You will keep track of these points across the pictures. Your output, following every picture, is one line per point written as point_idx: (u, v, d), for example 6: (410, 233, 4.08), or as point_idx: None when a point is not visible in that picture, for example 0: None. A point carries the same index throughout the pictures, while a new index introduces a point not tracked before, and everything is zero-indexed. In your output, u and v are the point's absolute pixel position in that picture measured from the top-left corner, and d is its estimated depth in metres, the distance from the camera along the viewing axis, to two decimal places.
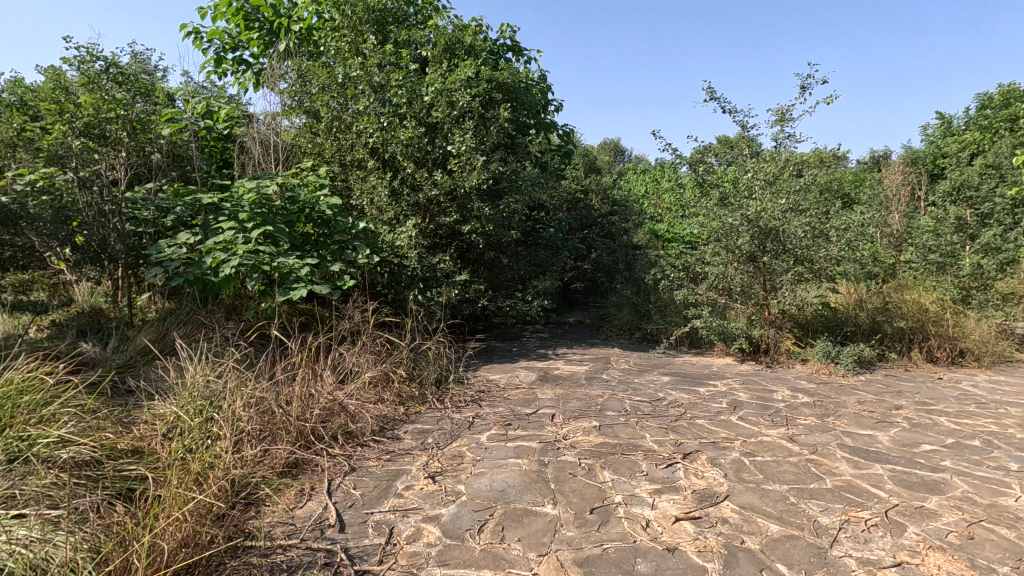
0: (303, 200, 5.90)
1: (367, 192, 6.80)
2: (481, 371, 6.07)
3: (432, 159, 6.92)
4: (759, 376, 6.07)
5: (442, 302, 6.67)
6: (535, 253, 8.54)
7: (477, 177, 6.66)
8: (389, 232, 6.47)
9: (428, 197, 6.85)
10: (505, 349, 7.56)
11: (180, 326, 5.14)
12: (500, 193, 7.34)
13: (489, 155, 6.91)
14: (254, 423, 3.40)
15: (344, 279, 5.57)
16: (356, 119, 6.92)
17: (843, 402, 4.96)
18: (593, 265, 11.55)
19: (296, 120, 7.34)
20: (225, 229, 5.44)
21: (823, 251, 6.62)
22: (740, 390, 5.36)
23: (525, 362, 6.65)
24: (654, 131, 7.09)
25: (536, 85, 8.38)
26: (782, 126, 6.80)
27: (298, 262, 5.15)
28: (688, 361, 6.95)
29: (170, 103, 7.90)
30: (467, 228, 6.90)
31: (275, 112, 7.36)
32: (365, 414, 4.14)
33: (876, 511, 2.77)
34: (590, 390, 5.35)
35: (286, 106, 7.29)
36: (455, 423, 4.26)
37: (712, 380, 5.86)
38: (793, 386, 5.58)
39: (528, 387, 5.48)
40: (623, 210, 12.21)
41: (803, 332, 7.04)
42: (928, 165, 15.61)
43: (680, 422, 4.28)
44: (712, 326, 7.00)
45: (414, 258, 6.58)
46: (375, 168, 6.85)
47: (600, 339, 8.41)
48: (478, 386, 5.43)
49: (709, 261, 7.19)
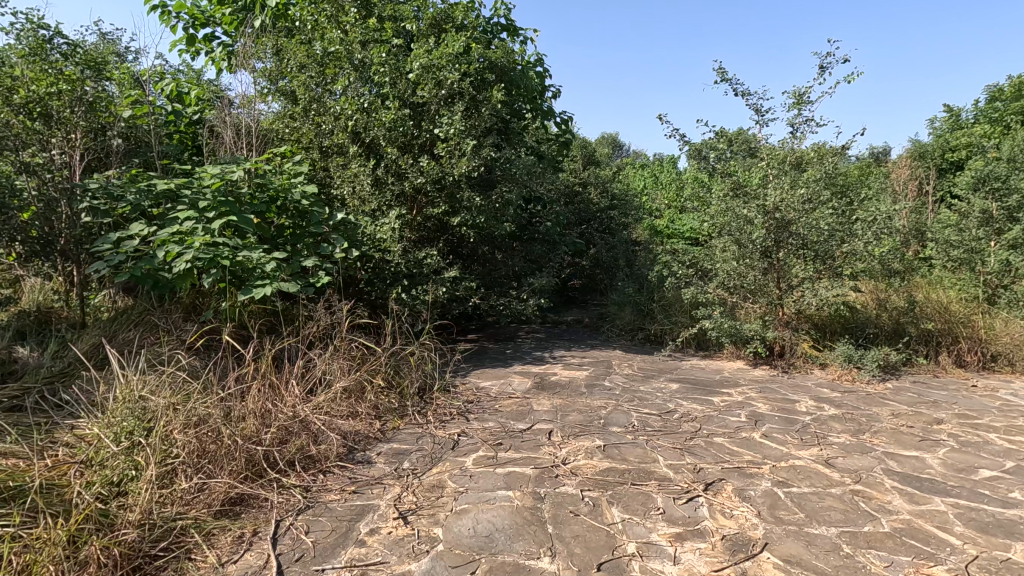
0: (274, 187, 5.33)
1: (347, 179, 6.22)
2: (471, 378, 5.51)
3: (419, 144, 6.35)
4: (776, 384, 5.53)
5: (430, 301, 6.11)
6: (530, 248, 7.98)
7: (467, 164, 6.09)
8: (370, 224, 5.90)
9: (413, 186, 6.28)
10: (498, 351, 7.00)
11: (131, 329, 4.55)
12: (493, 182, 6.77)
13: (480, 141, 6.34)
14: (191, 449, 2.85)
15: (318, 276, 5.00)
16: (336, 99, 6.34)
17: (876, 416, 4.42)
18: (592, 261, 11.00)
19: (272, 103, 6.77)
20: (183, 219, 4.85)
21: (845, 246, 6.06)
22: (758, 400, 4.82)
23: (520, 367, 6.10)
24: (662, 115, 6.49)
25: (532, 67, 7.78)
26: (800, 109, 6.24)
27: (263, 257, 4.58)
28: (696, 365, 6.40)
29: (136, 83, 7.32)
30: (456, 220, 6.33)
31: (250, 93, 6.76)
32: (332, 433, 3.58)
33: (953, 568, 2.24)
34: (591, 399, 4.80)
35: (261, 88, 6.72)
36: (437, 442, 3.70)
37: (725, 388, 5.32)
38: (816, 396, 5.04)
39: (522, 396, 4.93)
40: (623, 205, 11.67)
41: (820, 334, 6.50)
42: (937, 158, 15.01)
43: (696, 440, 3.74)
44: (723, 328, 6.46)
45: (398, 253, 6.01)
46: (356, 154, 6.26)
47: (600, 340, 7.85)
48: (466, 395, 4.87)
49: (719, 257, 6.64)
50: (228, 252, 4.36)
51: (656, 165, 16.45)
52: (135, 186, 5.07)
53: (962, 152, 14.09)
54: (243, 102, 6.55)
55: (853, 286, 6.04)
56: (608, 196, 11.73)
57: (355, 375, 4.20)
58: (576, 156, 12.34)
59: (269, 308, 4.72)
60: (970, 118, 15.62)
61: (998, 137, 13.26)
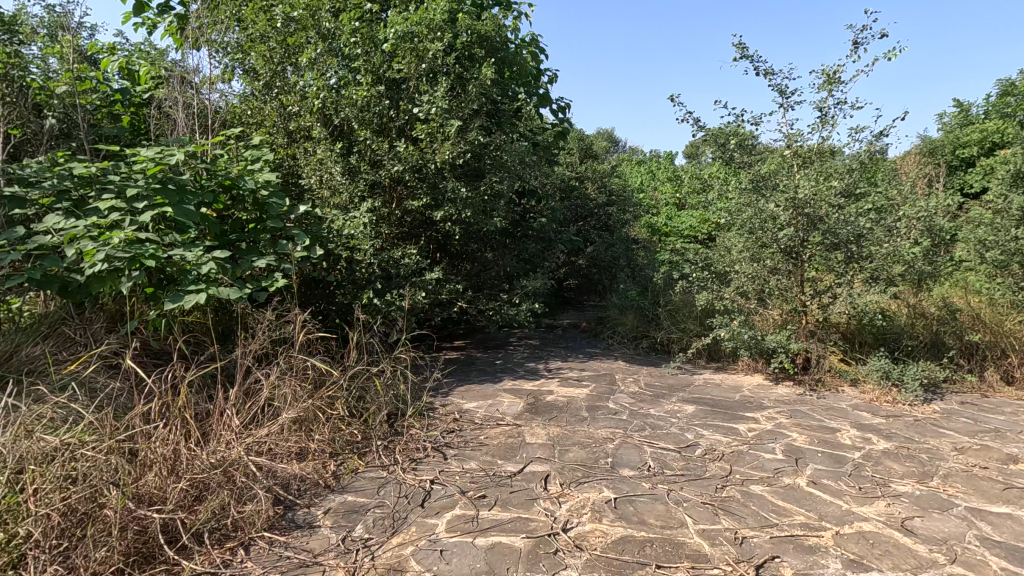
0: (221, 174, 4.55)
1: (315, 167, 5.43)
2: (454, 398, 4.73)
3: (397, 127, 5.55)
4: (805, 407, 4.78)
5: (408, 307, 5.32)
6: (524, 246, 7.21)
7: (451, 150, 5.29)
8: (338, 218, 5.10)
9: (390, 174, 5.50)
10: (487, 362, 6.23)
11: (38, 343, 3.76)
12: (481, 172, 5.99)
13: (467, 124, 5.54)
14: (51, 526, 2.10)
15: (272, 279, 4.22)
16: (301, 75, 5.56)
17: (938, 451, 3.67)
18: (589, 261, 10.25)
19: (233, 82, 6.01)
20: (109, 210, 4.06)
21: (882, 246, 5.32)
22: (793, 430, 4.07)
23: (511, 383, 5.33)
24: (673, 96, 5.70)
25: (527, 45, 6.99)
26: (830, 91, 5.48)
27: (200, 257, 3.80)
28: (711, 381, 5.65)
29: (82, 59, 6.55)
30: (439, 214, 5.55)
31: (207, 72, 5.99)
32: (266, 484, 2.80)
33: None
34: (594, 428, 4.03)
35: (221, 66, 5.97)
36: (405, 494, 2.93)
37: (748, 412, 4.56)
38: (856, 422, 4.30)
39: (513, 423, 4.15)
40: (622, 201, 10.92)
41: (850, 346, 5.76)
42: (948, 156, 14.26)
43: (729, 491, 2.99)
44: (741, 339, 5.72)
45: (370, 251, 5.23)
46: (324, 138, 5.48)
47: (600, 348, 7.10)
48: (447, 422, 4.11)
49: (736, 258, 5.90)
50: (154, 250, 3.57)
51: (654, 162, 15.69)
52: (50, 170, 4.26)
53: (973, 148, 13.37)
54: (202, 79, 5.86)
55: (890, 292, 5.30)
56: (606, 191, 10.96)
57: (306, 404, 3.42)
58: (572, 149, 11.59)
59: (209, 318, 3.93)
60: (981, 114, 14.93)
61: (1014, 133, 12.55)
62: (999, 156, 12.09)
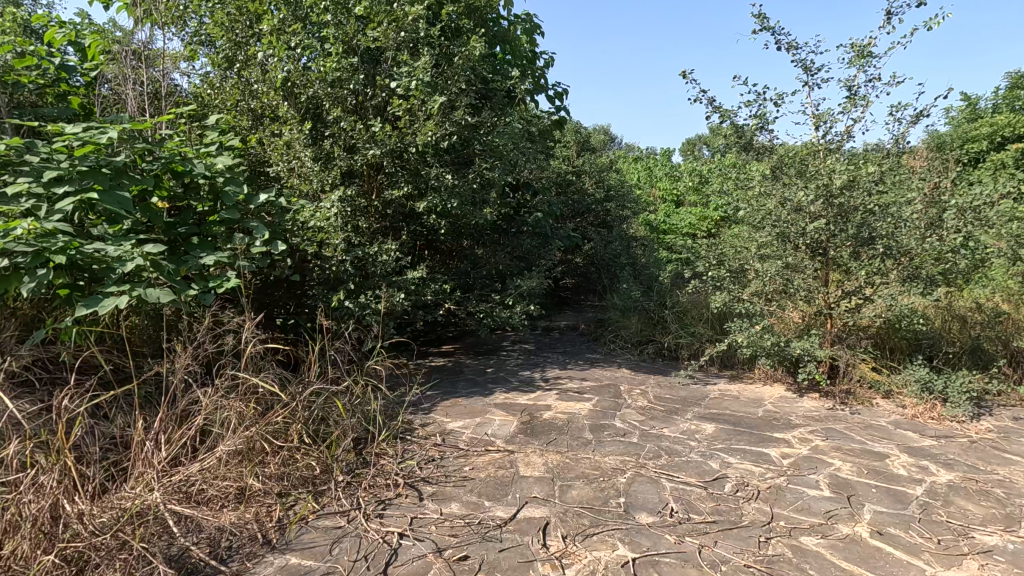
0: (165, 157, 3.92)
1: (281, 152, 4.80)
2: (436, 417, 4.10)
3: (374, 106, 4.91)
4: (841, 425, 4.17)
5: (385, 311, 4.69)
6: (518, 242, 6.59)
7: (434, 130, 4.66)
8: (303, 207, 4.47)
9: (366, 160, 4.88)
10: (476, 370, 5.59)
11: None
12: (470, 159, 5.36)
13: (453, 102, 4.91)
14: None
15: (222, 281, 3.59)
16: (263, 48, 4.92)
17: (1017, 485, 3.06)
18: (586, 259, 9.63)
19: (198, 62, 5.40)
20: (24, 198, 3.42)
21: (922, 242, 4.71)
22: (836, 457, 3.45)
23: (503, 396, 4.70)
24: (685, 71, 5.07)
25: (521, 20, 6.33)
26: (862, 66, 4.85)
27: (127, 251, 3.16)
28: (728, 393, 5.05)
29: (26, 34, 5.88)
30: (422, 206, 4.92)
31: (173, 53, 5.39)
32: (174, 554, 2.23)
33: None
34: (600, 455, 3.41)
35: (185, 43, 5.35)
36: (365, 555, 2.30)
37: (777, 432, 3.95)
38: (905, 446, 3.69)
39: (504, 448, 3.52)
40: (620, 197, 10.30)
41: (881, 353, 5.16)
42: (956, 151, 13.64)
43: (775, 545, 2.38)
44: (760, 345, 5.12)
45: (343, 247, 4.59)
46: (290, 118, 4.84)
47: (601, 354, 6.48)
48: (426, 448, 3.47)
49: (753, 255, 5.30)
50: (66, 243, 2.93)
51: (651, 158, 15.13)
52: None
53: (983, 143, 12.73)
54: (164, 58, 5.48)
55: (933, 293, 4.69)
56: (604, 186, 10.36)
57: (249, 432, 2.80)
58: (567, 142, 10.97)
59: (141, 324, 3.30)
60: (990, 108, 14.38)
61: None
62: (1012, 150, 11.54)
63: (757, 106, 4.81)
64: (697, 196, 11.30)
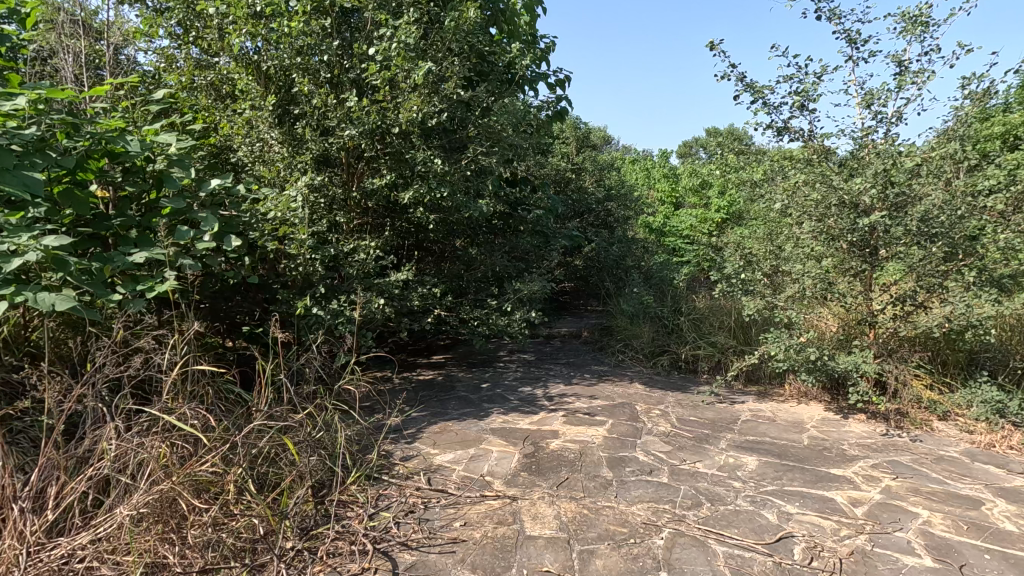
0: (94, 132, 3.22)
1: (245, 133, 4.13)
2: (422, 448, 3.40)
3: (351, 79, 4.23)
4: (905, 455, 3.50)
5: (362, 318, 3.99)
6: (516, 241, 5.91)
7: (420, 104, 3.98)
8: (266, 197, 3.78)
9: (342, 141, 4.19)
10: (470, 386, 4.88)
11: None
12: (463, 143, 4.66)
13: (443, 75, 4.22)
14: None
15: (157, 285, 2.90)
16: (224, 13, 4.26)
17: None
18: (586, 261, 8.95)
19: (151, 34, 4.69)
20: None
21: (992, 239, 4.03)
22: (920, 504, 2.77)
23: (501, 419, 4.00)
24: (712, 41, 4.41)
25: None
26: (917, 35, 4.19)
27: (21, 244, 2.44)
28: (761, 413, 4.38)
29: None
30: (406, 196, 4.24)
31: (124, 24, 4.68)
32: None
33: None
34: (625, 502, 2.72)
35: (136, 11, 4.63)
36: None
37: (835, 467, 3.26)
38: (997, 487, 3.01)
39: (505, 492, 2.82)
40: (623, 195, 9.64)
41: (934, 367, 4.50)
42: None
43: None
44: (797, 358, 4.45)
45: (311, 244, 3.89)
46: (255, 93, 4.16)
47: (609, 366, 5.79)
48: (405, 495, 2.77)
49: (787, 254, 4.65)
50: None
51: (649, 159, 14.55)
52: None
53: None
54: (117, 27, 4.90)
55: (1004, 299, 4.02)
56: (604, 185, 9.72)
57: (163, 485, 2.10)
58: (566, 138, 10.31)
59: (42, 336, 2.59)
60: None
61: None
62: None
63: (798, 80, 4.14)
64: (698, 197, 10.71)
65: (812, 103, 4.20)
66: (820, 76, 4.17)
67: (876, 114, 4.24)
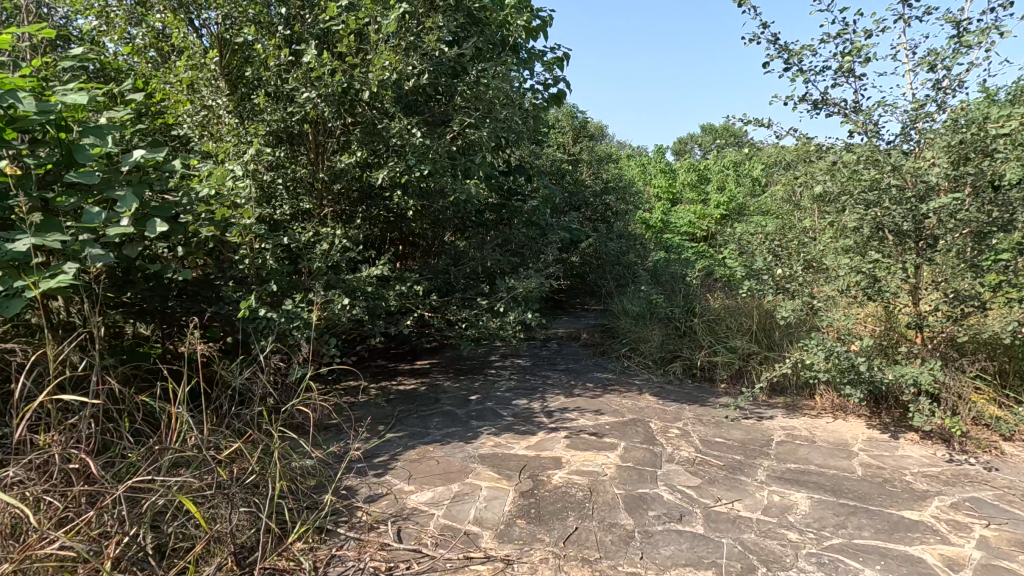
0: None
1: (188, 99, 3.45)
2: (393, 483, 2.73)
3: (313, 35, 3.55)
4: (986, 489, 2.86)
5: (325, 321, 3.32)
6: (510, 232, 5.25)
7: (393, 63, 3.31)
8: (206, 172, 3.10)
9: (303, 111, 3.52)
10: (457, 398, 4.21)
11: None
12: (447, 116, 3.99)
13: (423, 31, 3.55)
14: None
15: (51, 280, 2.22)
16: None
17: None
18: (584, 258, 8.28)
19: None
20: None
21: None
22: None
23: (492, 442, 3.34)
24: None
25: None
26: None
27: None
28: (796, 433, 3.74)
29: None
30: (378, 175, 3.57)
31: None
32: None
33: None
34: (654, 566, 2.07)
35: None
36: None
37: (907, 508, 2.62)
38: None
39: (497, 550, 2.16)
40: (623, 188, 9.00)
41: (994, 378, 3.87)
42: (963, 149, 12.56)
43: None
44: (837, 369, 3.83)
45: (261, 230, 3.21)
46: (198, 51, 3.48)
47: (615, 373, 5.13)
48: (365, 556, 2.10)
49: (824, 247, 4.01)
50: None
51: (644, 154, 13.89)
52: None
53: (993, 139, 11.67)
54: None
55: None
56: (602, 178, 9.07)
57: None
58: (561, 128, 9.64)
59: None
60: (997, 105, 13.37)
61: None
62: None
63: (842, 39, 3.52)
64: (699, 192, 10.07)
65: (858, 66, 3.57)
66: (867, 35, 3.55)
67: (933, 81, 3.60)
